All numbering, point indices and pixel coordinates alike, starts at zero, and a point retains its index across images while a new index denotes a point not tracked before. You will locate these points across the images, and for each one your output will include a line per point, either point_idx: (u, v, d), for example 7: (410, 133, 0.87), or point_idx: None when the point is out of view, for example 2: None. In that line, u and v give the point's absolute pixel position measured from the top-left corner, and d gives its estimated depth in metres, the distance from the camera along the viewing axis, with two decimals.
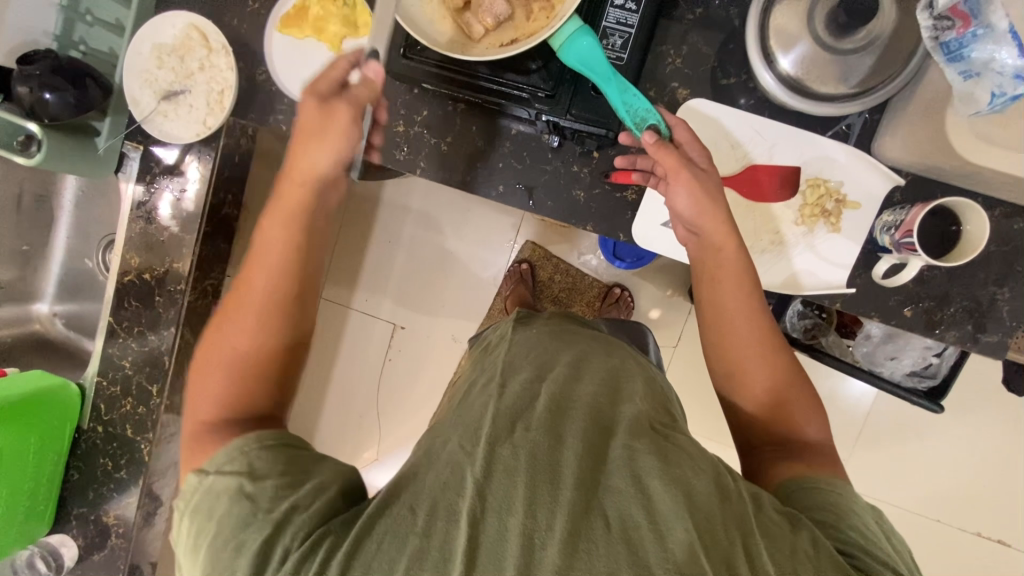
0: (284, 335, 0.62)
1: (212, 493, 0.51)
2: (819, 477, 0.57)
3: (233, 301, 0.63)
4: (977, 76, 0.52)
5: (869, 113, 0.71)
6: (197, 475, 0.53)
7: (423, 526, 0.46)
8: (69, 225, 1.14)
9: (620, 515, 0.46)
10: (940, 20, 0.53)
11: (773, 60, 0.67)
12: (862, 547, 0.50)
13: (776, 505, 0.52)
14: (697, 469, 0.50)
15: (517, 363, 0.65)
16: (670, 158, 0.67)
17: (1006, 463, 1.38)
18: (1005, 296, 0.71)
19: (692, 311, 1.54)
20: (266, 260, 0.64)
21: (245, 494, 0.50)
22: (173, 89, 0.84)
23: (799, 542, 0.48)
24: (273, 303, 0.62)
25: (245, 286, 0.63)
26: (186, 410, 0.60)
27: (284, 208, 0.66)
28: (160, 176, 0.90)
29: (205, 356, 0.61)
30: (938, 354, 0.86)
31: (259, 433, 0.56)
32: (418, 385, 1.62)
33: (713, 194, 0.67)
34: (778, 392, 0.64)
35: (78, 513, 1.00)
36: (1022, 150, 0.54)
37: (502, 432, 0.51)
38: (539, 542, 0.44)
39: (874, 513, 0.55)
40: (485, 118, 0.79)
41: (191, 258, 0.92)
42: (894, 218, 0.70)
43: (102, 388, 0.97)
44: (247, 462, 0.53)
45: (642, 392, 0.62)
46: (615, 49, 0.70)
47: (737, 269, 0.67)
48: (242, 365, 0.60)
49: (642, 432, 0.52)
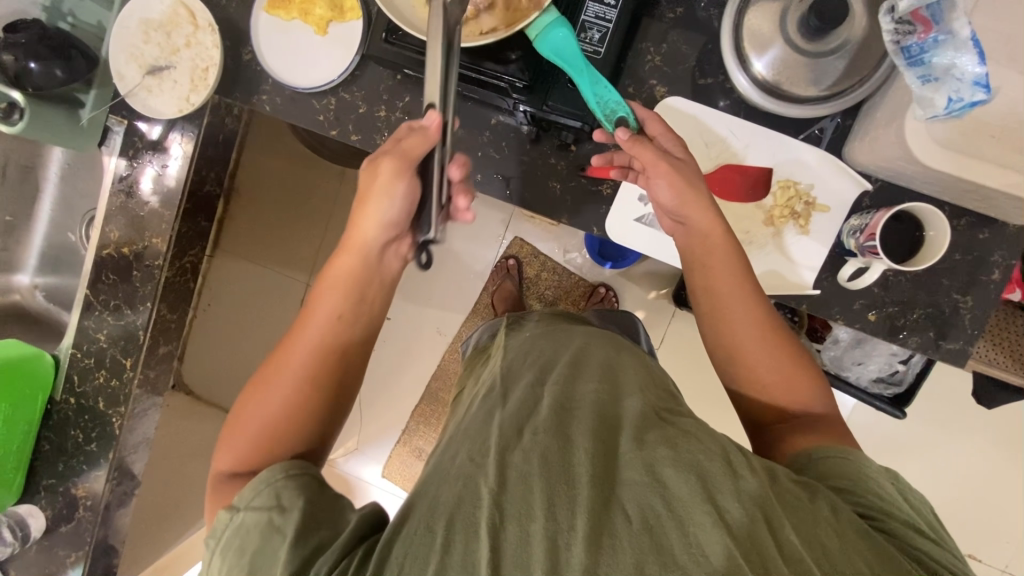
0: (320, 411, 0.62)
1: (243, 529, 0.52)
2: (833, 447, 0.59)
3: (278, 360, 0.63)
4: (936, 80, 0.53)
5: (841, 118, 0.72)
6: (225, 512, 0.54)
7: (441, 543, 0.45)
8: (54, 198, 1.14)
9: (640, 506, 0.46)
10: (901, 24, 0.54)
11: (747, 63, 0.68)
12: (885, 510, 0.53)
13: (792, 477, 0.54)
14: (710, 452, 0.49)
15: (517, 369, 0.66)
16: (645, 151, 0.67)
17: (977, 478, 1.40)
18: (967, 304, 0.72)
19: (675, 315, 1.56)
20: (318, 327, 0.64)
21: (276, 527, 0.51)
22: (158, 65, 0.85)
23: (819, 510, 0.50)
24: (318, 373, 0.62)
25: (291, 350, 0.63)
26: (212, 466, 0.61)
27: (342, 272, 0.66)
28: (143, 151, 0.90)
29: (241, 413, 0.61)
30: (904, 362, 0.86)
31: (286, 464, 0.57)
32: (401, 375, 1.64)
33: (693, 183, 0.68)
34: (784, 369, 0.65)
35: (48, 484, 1.00)
36: (970, 154, 0.56)
37: (511, 439, 0.52)
38: (563, 542, 0.44)
39: (889, 474, 0.58)
40: (466, 107, 0.79)
41: (169, 233, 0.93)
42: (861, 222, 0.70)
43: (76, 360, 0.97)
44: (276, 495, 0.54)
45: (641, 380, 0.63)
46: (592, 42, 0.71)
47: (726, 254, 0.68)
48: (275, 431, 0.60)
49: (648, 424, 0.53)
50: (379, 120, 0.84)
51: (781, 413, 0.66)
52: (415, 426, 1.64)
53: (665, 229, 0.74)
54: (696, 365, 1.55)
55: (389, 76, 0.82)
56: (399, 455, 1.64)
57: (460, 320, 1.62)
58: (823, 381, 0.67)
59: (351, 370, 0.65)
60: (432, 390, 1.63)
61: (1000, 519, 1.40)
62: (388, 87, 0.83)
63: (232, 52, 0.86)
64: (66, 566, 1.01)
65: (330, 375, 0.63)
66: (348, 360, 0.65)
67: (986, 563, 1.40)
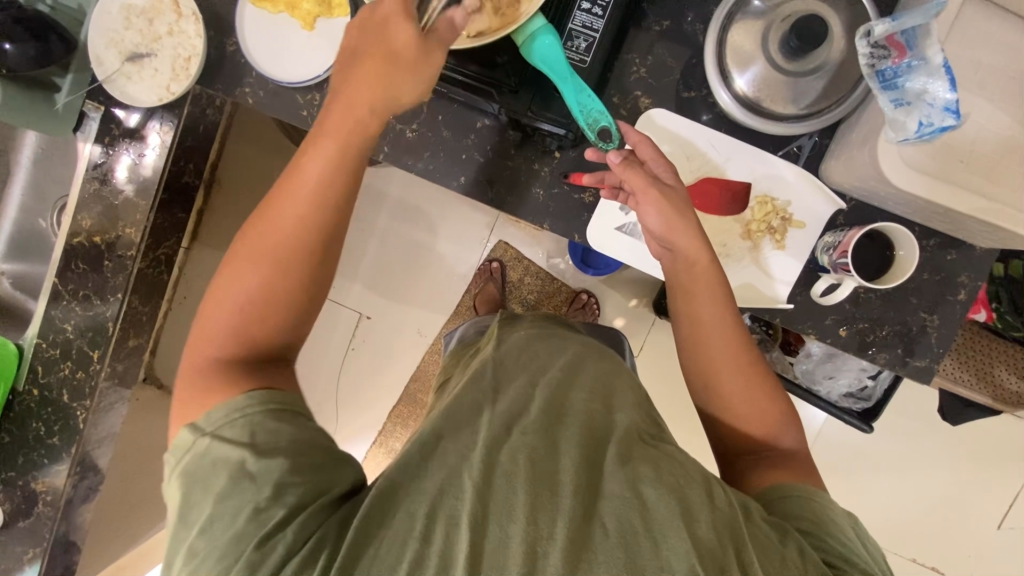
0: (305, 277, 0.59)
1: (214, 454, 0.51)
2: (800, 486, 0.60)
3: (258, 225, 0.59)
4: (908, 105, 0.54)
5: (819, 136, 0.74)
6: (191, 429, 0.53)
7: (422, 529, 0.48)
8: (25, 183, 1.11)
9: (619, 522, 0.49)
10: (877, 48, 0.57)
11: (729, 78, 0.68)
12: (844, 557, 0.54)
13: (764, 516, 0.55)
14: (691, 479, 0.53)
15: (511, 368, 0.64)
16: (636, 177, 0.68)
17: (942, 491, 1.44)
18: (934, 323, 0.74)
19: (655, 323, 1.57)
20: (299, 178, 0.59)
21: (246, 475, 0.49)
22: (138, 52, 0.83)
23: (787, 551, 0.51)
24: (300, 235, 0.59)
25: (271, 216, 0.59)
26: (191, 339, 0.59)
27: (336, 108, 0.59)
28: (119, 139, 0.89)
29: (222, 282, 0.59)
30: (874, 377, 0.88)
31: (265, 395, 0.54)
32: (380, 374, 1.63)
33: (683, 212, 0.68)
34: (757, 401, 0.66)
35: (5, 478, 0.96)
36: (946, 180, 0.56)
37: (500, 435, 0.54)
38: (541, 549, 0.47)
39: (850, 520, 0.58)
40: (452, 109, 0.79)
41: (144, 224, 0.91)
42: (834, 239, 0.72)
43: (41, 350, 0.94)
44: (251, 433, 0.52)
45: (634, 397, 0.65)
46: (578, 51, 0.71)
47: (711, 283, 0.68)
48: (254, 307, 0.58)
49: (634, 443, 0.56)
50: None
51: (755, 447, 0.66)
52: (393, 426, 1.62)
53: (653, 251, 0.75)
54: (674, 374, 1.57)
55: None
56: (375, 456, 1.63)
57: (440, 322, 1.61)
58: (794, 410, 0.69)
59: (336, 228, 0.61)
60: (411, 392, 1.62)
61: (962, 531, 1.44)
62: None
63: (216, 43, 0.85)
64: (23, 564, 0.98)
65: (315, 238, 0.59)
66: (335, 214, 0.60)
67: None
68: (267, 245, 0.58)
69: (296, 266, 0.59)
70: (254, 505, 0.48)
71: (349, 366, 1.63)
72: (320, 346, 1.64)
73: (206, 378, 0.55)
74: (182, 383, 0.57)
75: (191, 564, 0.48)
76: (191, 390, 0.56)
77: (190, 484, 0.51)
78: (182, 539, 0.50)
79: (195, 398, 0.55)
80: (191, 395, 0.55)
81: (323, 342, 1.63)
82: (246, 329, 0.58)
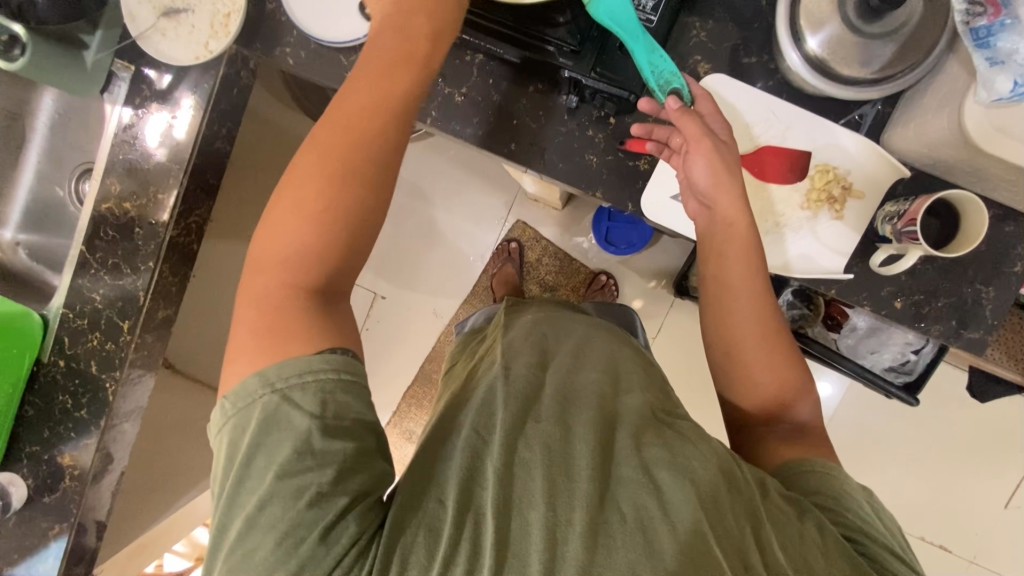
0: (360, 205, 0.56)
1: (283, 418, 0.48)
2: (815, 461, 0.60)
3: (322, 136, 0.57)
4: (1001, 63, 0.56)
5: (881, 105, 0.73)
6: (259, 378, 0.49)
7: (454, 518, 0.47)
8: (42, 149, 1.06)
9: (634, 506, 0.47)
10: (973, 5, 0.58)
11: (800, 39, 0.67)
12: (865, 532, 0.54)
13: (782, 492, 0.54)
14: (704, 459, 0.51)
15: (518, 346, 0.66)
16: (693, 125, 0.67)
17: (954, 470, 1.46)
18: (990, 295, 0.74)
19: (675, 304, 1.56)
20: (341, 139, 0.57)
21: (311, 452, 0.47)
22: (174, 7, 0.81)
23: (806, 529, 0.51)
24: (348, 156, 0.56)
25: (338, 121, 0.58)
26: (253, 277, 0.55)
27: (373, 68, 0.60)
28: (149, 100, 0.86)
29: (262, 244, 0.55)
30: (917, 351, 0.90)
31: (341, 361, 0.51)
32: (394, 355, 1.61)
33: (730, 166, 0.67)
34: (782, 378, 0.66)
35: (30, 452, 0.93)
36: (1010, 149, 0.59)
37: (520, 418, 0.53)
38: (561, 536, 0.45)
39: (866, 492, 0.59)
40: (503, 73, 0.78)
41: (177, 190, 0.88)
42: (897, 209, 0.71)
43: (67, 320, 0.91)
44: (323, 404, 0.48)
45: (641, 381, 0.64)
46: (646, 11, 0.70)
47: (746, 247, 0.67)
48: (328, 227, 0.54)
49: (647, 426, 0.55)
50: None
51: (772, 418, 0.66)
52: (407, 407, 1.60)
53: (688, 212, 0.74)
54: (693, 356, 1.56)
55: None
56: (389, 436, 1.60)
57: (457, 303, 1.59)
58: (811, 378, 0.68)
59: (395, 150, 0.59)
60: (426, 371, 1.59)
61: (973, 511, 1.46)
62: None
63: (255, 1, 0.83)
64: (47, 540, 0.94)
65: (368, 199, 0.56)
66: (390, 132, 0.59)
67: (957, 554, 1.46)
68: (302, 214, 0.55)
69: (343, 233, 0.55)
70: (317, 489, 0.46)
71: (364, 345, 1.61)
72: None
73: (275, 322, 0.52)
74: (246, 329, 0.53)
75: (250, 528, 0.46)
76: (254, 344, 0.52)
77: (253, 448, 0.48)
78: (239, 506, 0.48)
79: (264, 343, 0.51)
80: (260, 337, 0.51)
81: None
82: (319, 252, 0.54)
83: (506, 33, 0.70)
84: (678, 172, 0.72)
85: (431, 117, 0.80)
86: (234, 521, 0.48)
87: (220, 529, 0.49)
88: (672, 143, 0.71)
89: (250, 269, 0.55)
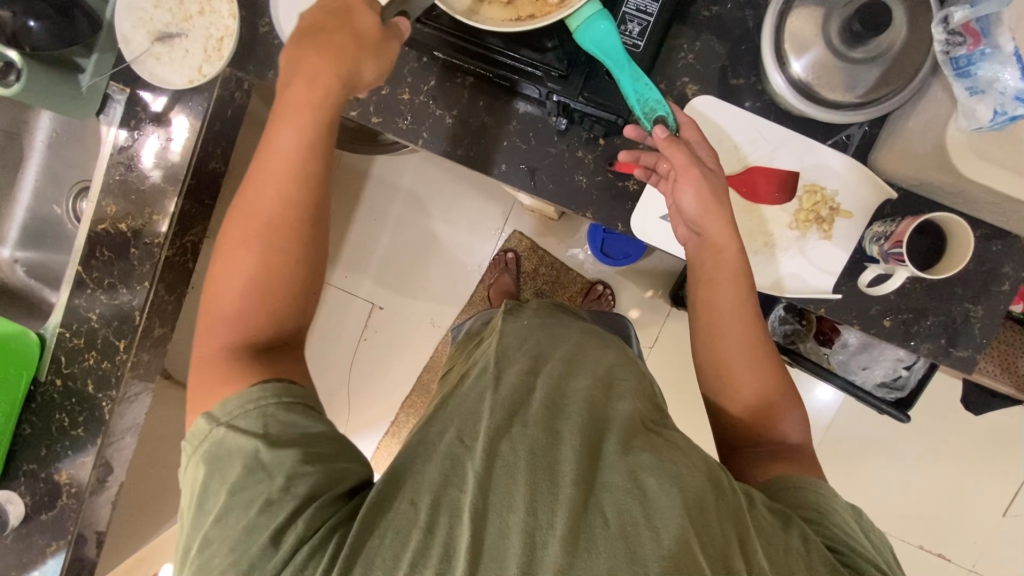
0: (286, 259, 0.59)
1: (230, 445, 0.51)
2: (801, 477, 0.60)
3: (251, 195, 0.60)
4: (981, 93, 0.57)
5: (869, 126, 0.73)
6: (206, 418, 0.53)
7: (426, 520, 0.46)
8: (39, 167, 1.07)
9: (618, 511, 0.46)
10: (953, 35, 0.60)
11: (786, 63, 0.68)
12: (850, 546, 0.53)
13: (767, 504, 0.54)
14: (692, 467, 0.50)
15: (512, 354, 0.66)
16: (679, 155, 0.67)
17: (953, 480, 1.46)
18: (978, 314, 0.74)
19: (671, 313, 1.56)
20: (258, 204, 0.60)
21: (259, 465, 0.49)
22: (168, 31, 0.82)
23: (791, 540, 0.50)
24: (271, 214, 0.59)
25: (263, 177, 0.60)
26: (202, 335, 0.59)
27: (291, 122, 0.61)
28: (145, 122, 0.87)
29: (207, 307, 0.59)
30: (909, 367, 0.92)
31: (276, 388, 0.54)
32: (392, 365, 1.61)
33: (718, 194, 0.68)
34: (766, 397, 0.66)
35: (27, 469, 0.93)
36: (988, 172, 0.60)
37: (502, 425, 0.52)
38: (540, 539, 0.44)
39: (852, 511, 0.59)
40: (492, 95, 0.79)
41: (172, 211, 0.89)
42: (884, 229, 0.72)
43: (64, 339, 0.91)
44: (265, 424, 0.52)
45: (635, 387, 0.63)
46: (632, 35, 0.71)
47: (734, 274, 0.68)
48: (264, 286, 0.58)
49: (636, 433, 0.53)
50: (401, 103, 0.80)
51: (755, 438, 0.66)
52: (405, 417, 1.60)
53: (678, 239, 0.74)
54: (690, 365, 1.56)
55: (414, 58, 0.79)
56: (387, 446, 1.61)
57: (455, 313, 1.59)
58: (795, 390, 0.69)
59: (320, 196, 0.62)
60: (423, 381, 1.60)
61: (972, 520, 1.46)
62: (412, 70, 0.79)
63: (249, 25, 0.84)
64: (45, 557, 0.94)
65: (297, 248, 0.60)
66: (312, 182, 0.61)
67: (955, 563, 1.46)
68: (242, 281, 0.58)
69: (283, 291, 0.59)
70: (265, 497, 0.48)
71: (363, 355, 1.62)
72: (334, 336, 1.63)
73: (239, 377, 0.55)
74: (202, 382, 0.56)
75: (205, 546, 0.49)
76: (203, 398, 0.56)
77: (210, 473, 0.51)
78: (199, 527, 0.50)
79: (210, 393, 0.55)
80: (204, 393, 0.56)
81: (335, 332, 1.62)
82: (256, 308, 0.58)
83: (497, 58, 0.70)
84: (666, 197, 0.73)
85: (422, 138, 0.81)
86: (199, 539, 0.50)
87: (187, 549, 0.51)
88: (660, 168, 0.72)
89: (203, 333, 0.59)
